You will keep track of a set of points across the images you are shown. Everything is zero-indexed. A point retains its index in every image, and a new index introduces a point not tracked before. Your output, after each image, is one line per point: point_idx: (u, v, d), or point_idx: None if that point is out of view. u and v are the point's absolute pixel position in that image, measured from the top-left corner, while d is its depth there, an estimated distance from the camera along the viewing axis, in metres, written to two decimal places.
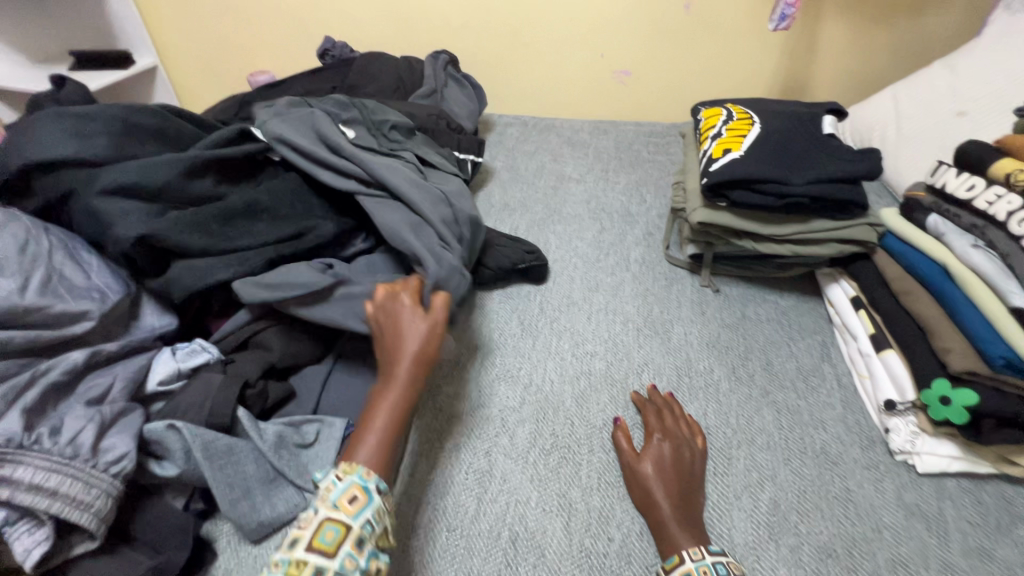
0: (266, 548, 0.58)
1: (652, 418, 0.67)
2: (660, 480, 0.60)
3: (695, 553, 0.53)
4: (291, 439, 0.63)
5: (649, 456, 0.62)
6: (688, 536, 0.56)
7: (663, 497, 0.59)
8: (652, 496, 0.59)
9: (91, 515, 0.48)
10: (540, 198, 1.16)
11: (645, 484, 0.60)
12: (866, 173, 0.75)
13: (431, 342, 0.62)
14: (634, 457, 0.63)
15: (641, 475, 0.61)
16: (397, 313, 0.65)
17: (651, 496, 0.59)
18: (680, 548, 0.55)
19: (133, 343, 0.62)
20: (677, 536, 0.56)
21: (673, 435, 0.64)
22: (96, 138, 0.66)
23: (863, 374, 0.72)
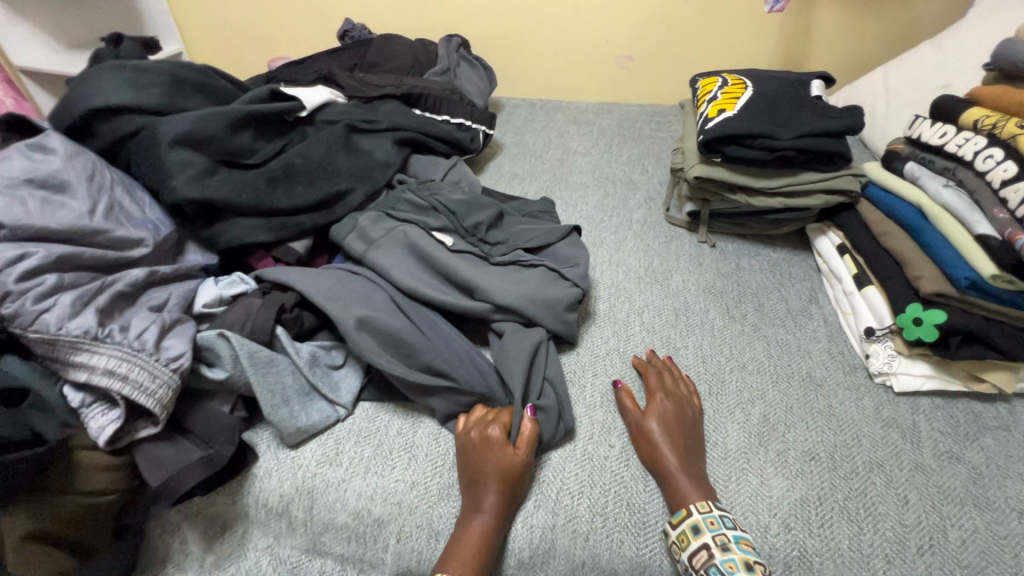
0: (302, 452, 0.65)
1: (655, 380, 0.68)
2: (665, 435, 0.61)
3: (703, 507, 0.55)
4: (323, 359, 0.69)
5: (655, 413, 0.63)
6: (697, 490, 0.57)
7: (669, 449, 0.60)
8: (659, 448, 0.61)
9: (155, 401, 0.54)
10: (547, 169, 1.22)
11: (652, 439, 0.62)
12: (849, 128, 0.81)
13: (512, 471, 0.58)
14: (639, 415, 0.65)
15: (648, 432, 0.62)
16: (480, 445, 0.61)
17: (657, 452, 0.60)
18: (686, 504, 0.56)
19: (182, 270, 0.69)
20: (684, 487, 0.57)
21: (674, 394, 0.66)
22: (150, 89, 0.73)
23: (847, 311, 0.78)
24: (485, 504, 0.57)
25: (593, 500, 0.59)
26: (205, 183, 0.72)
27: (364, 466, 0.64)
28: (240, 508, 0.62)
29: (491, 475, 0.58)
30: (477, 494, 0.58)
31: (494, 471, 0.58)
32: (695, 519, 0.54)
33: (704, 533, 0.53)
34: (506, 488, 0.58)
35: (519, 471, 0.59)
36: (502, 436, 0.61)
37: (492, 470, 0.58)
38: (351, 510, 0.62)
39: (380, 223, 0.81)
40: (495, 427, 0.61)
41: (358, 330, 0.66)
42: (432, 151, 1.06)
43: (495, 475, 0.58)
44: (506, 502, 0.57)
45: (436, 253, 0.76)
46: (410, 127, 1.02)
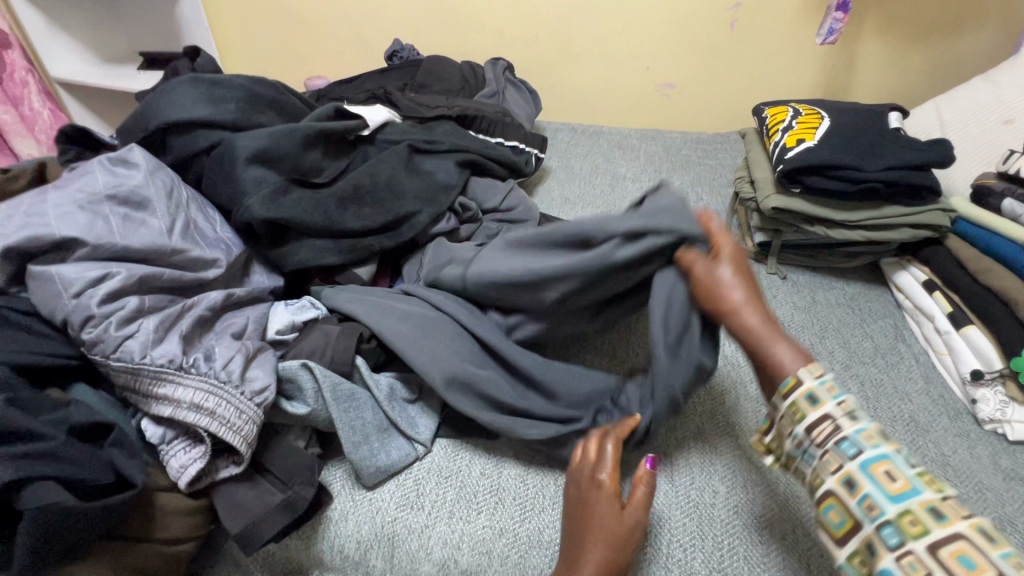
0: (380, 493, 0.60)
1: (697, 261, 0.56)
2: (764, 320, 0.52)
3: (815, 370, 0.49)
4: (401, 392, 0.65)
5: (727, 259, 0.56)
6: (793, 354, 0.51)
7: (775, 329, 0.52)
8: (736, 306, 0.53)
9: (241, 438, 0.50)
10: (598, 194, 1.20)
11: (724, 284, 0.54)
12: (937, 161, 0.79)
13: (621, 533, 0.50)
14: (710, 264, 0.56)
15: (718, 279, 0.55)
16: (589, 497, 0.53)
17: (735, 319, 0.53)
18: (792, 370, 0.50)
19: (254, 293, 0.66)
20: (777, 349, 0.51)
21: (721, 247, 0.57)
22: (226, 105, 0.71)
23: (941, 351, 0.75)
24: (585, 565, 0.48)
25: (707, 554, 0.55)
26: (281, 205, 0.70)
27: (448, 511, 0.59)
28: (313, 554, 0.57)
29: (600, 535, 0.50)
30: (577, 552, 0.50)
31: (601, 530, 0.50)
32: (848, 470, 0.44)
33: (864, 485, 0.43)
34: (615, 552, 0.49)
35: (627, 535, 0.51)
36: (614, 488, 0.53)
37: (600, 526, 0.50)
38: (437, 560, 0.56)
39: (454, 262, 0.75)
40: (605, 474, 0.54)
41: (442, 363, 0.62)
42: (490, 173, 1.03)
43: (603, 535, 0.50)
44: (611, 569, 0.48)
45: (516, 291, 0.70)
46: (470, 150, 1.00)
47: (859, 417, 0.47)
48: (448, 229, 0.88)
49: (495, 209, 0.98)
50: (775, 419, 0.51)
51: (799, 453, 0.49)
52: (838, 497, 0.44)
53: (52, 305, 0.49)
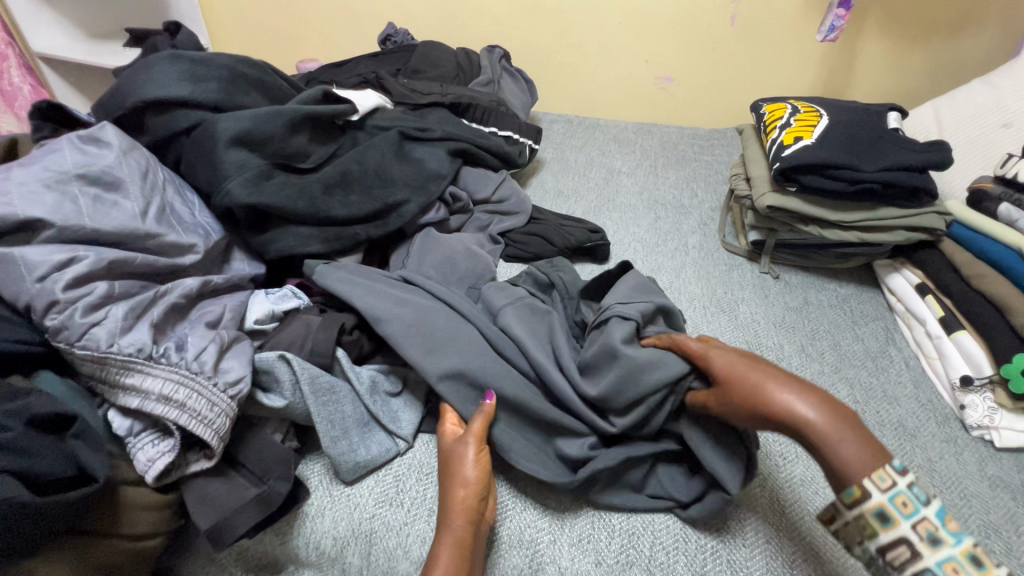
0: (359, 489, 0.58)
1: (693, 386, 0.55)
2: (796, 395, 0.48)
3: (884, 482, 0.43)
4: (383, 386, 0.63)
5: (722, 377, 0.52)
6: (858, 459, 0.45)
7: (805, 412, 0.47)
8: (770, 404, 0.48)
9: (213, 432, 0.48)
10: (593, 187, 1.18)
11: (749, 385, 0.50)
12: (936, 163, 0.78)
13: (474, 473, 0.53)
14: (703, 359, 0.54)
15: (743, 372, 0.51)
16: (456, 441, 0.57)
17: (792, 430, 0.48)
18: (855, 478, 0.44)
19: (233, 281, 0.64)
20: (851, 444, 0.45)
21: (729, 364, 0.52)
22: (208, 84, 0.69)
23: (931, 355, 0.74)
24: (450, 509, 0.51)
25: (690, 557, 0.54)
26: (264, 191, 0.68)
27: (428, 508, 0.57)
28: (288, 550, 0.55)
29: (458, 475, 0.53)
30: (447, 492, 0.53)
31: (460, 473, 0.53)
32: (880, 503, 0.43)
33: (898, 521, 0.43)
34: (469, 489, 0.52)
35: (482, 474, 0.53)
36: (477, 430, 0.56)
37: (463, 467, 0.54)
38: (414, 559, 0.54)
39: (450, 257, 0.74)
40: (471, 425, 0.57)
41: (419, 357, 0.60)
42: (483, 163, 1.01)
43: (459, 474, 0.53)
44: (467, 508, 0.51)
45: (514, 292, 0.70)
46: (463, 138, 0.97)
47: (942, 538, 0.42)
48: (438, 219, 0.87)
49: (486, 200, 0.96)
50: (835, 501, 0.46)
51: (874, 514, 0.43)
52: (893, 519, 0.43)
53: (14, 290, 0.46)
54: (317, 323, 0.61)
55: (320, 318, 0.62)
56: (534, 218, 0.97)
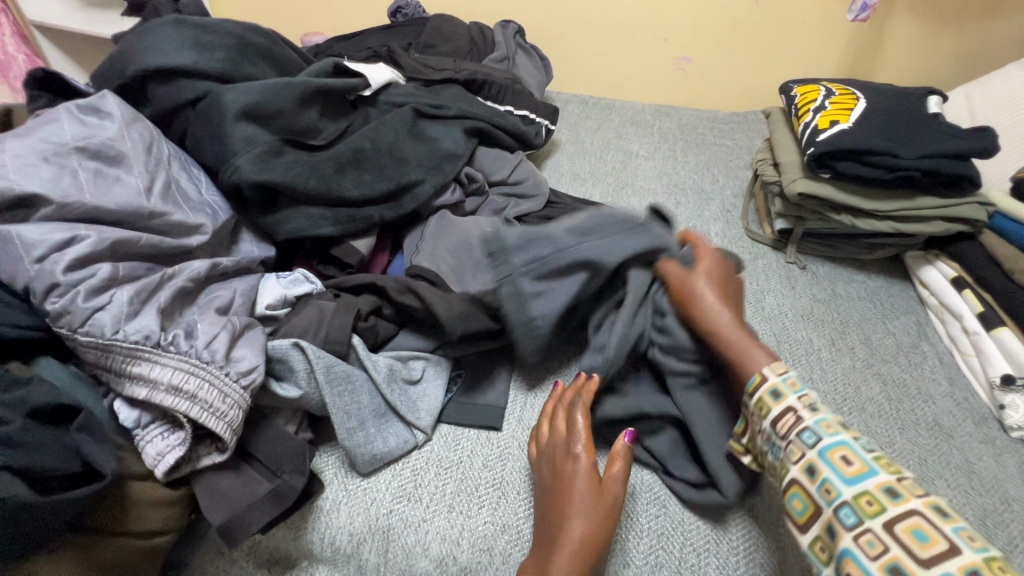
0: (376, 483, 0.56)
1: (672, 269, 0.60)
2: (737, 323, 0.54)
3: (779, 372, 0.50)
4: (401, 374, 0.60)
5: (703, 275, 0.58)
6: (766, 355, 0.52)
7: (740, 326, 0.54)
8: (714, 313, 0.55)
9: (225, 425, 0.45)
10: (610, 170, 1.14)
11: (699, 295, 0.57)
12: (981, 151, 0.74)
13: (599, 507, 0.49)
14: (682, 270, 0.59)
15: (695, 290, 0.58)
16: (564, 469, 0.52)
17: (713, 328, 0.55)
18: (758, 368, 0.51)
19: (243, 263, 0.61)
20: (754, 355, 0.52)
21: (711, 271, 0.59)
22: (214, 53, 0.64)
23: (968, 353, 0.71)
24: (561, 553, 0.47)
25: (721, 560, 0.52)
26: (275, 168, 0.65)
27: (448, 504, 0.55)
28: (302, 545, 0.53)
29: (578, 512, 0.49)
30: (556, 530, 0.48)
31: (578, 509, 0.49)
32: (809, 457, 0.44)
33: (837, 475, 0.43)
34: (587, 531, 0.48)
35: (611, 511, 0.50)
36: (593, 462, 0.52)
37: (575, 504, 0.49)
38: (434, 557, 0.52)
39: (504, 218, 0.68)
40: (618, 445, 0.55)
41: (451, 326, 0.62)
42: (498, 144, 0.96)
43: (577, 510, 0.49)
44: (586, 552, 0.47)
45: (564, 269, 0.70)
46: (479, 117, 0.93)
47: (822, 410, 0.47)
48: (452, 203, 0.83)
49: (502, 182, 0.92)
50: (750, 420, 0.51)
51: (768, 447, 0.48)
52: (801, 486, 0.44)
53: (11, 271, 0.43)
54: (331, 310, 0.58)
55: (336, 303, 0.59)
56: (552, 202, 0.93)
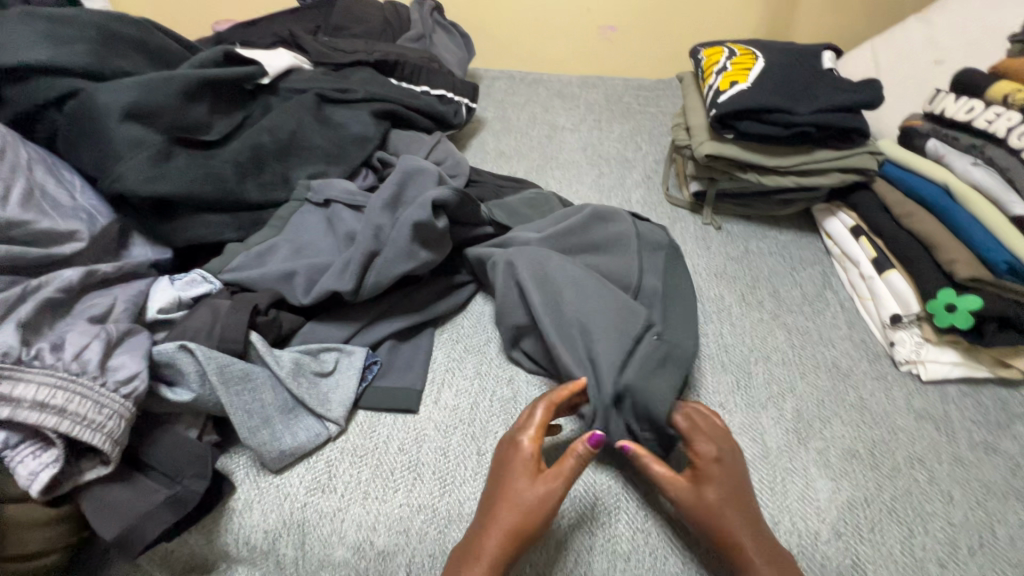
0: (288, 479, 0.55)
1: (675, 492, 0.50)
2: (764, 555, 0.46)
3: None
4: (309, 367, 0.60)
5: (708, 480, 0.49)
6: None
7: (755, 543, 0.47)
8: (736, 533, 0.47)
9: (104, 436, 0.43)
10: (535, 145, 1.14)
11: (714, 514, 0.48)
12: (867, 102, 0.77)
13: (530, 499, 0.49)
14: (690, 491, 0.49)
15: (710, 503, 0.48)
16: (506, 458, 0.52)
17: (732, 548, 0.47)
18: None
19: (128, 268, 0.58)
20: None
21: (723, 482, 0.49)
22: (75, 47, 0.61)
23: (865, 297, 0.75)
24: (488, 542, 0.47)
25: (629, 517, 0.54)
26: (159, 167, 0.62)
27: (362, 492, 0.55)
28: (217, 548, 0.53)
29: (509, 502, 0.49)
30: (492, 510, 0.49)
31: (510, 501, 0.49)
32: None
33: None
34: (517, 520, 0.48)
35: (543, 505, 0.49)
36: (531, 454, 0.51)
37: (512, 487, 0.50)
38: (351, 544, 0.53)
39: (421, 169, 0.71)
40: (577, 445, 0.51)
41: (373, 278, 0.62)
42: (413, 125, 0.94)
43: (509, 500, 0.49)
44: (513, 541, 0.47)
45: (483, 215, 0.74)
46: (389, 100, 0.91)
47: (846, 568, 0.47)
48: (366, 187, 0.81)
49: None
50: None
51: None
52: None
53: None
54: (224, 310, 0.56)
55: (232, 303, 0.57)
56: (472, 180, 0.92)
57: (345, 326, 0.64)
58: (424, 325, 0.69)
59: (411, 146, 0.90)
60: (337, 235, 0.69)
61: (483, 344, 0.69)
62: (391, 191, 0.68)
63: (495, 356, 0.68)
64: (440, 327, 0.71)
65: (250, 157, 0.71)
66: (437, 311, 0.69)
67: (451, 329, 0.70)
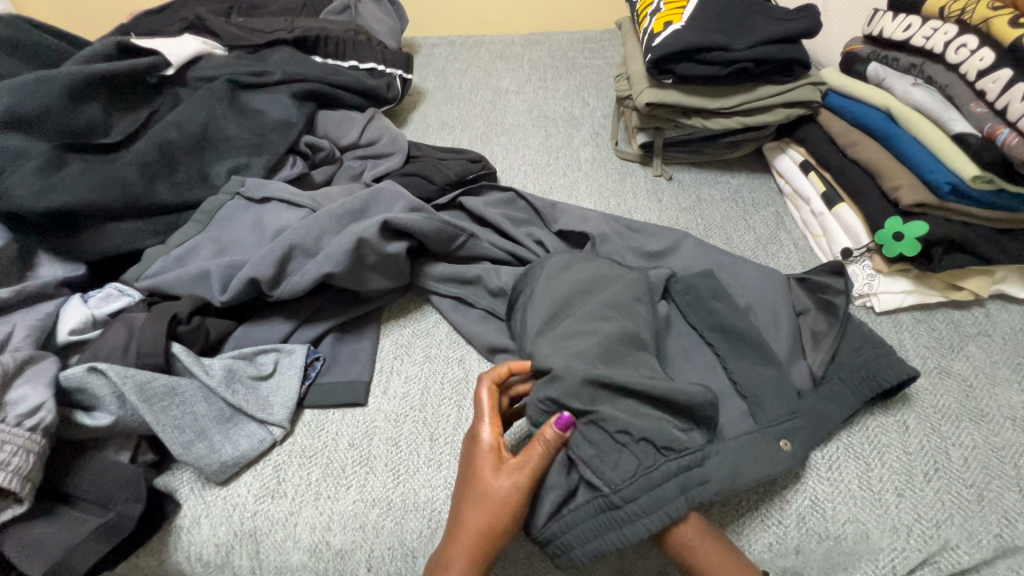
0: (235, 488, 0.53)
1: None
2: None
3: None
4: (245, 371, 0.57)
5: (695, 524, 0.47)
6: None
7: None
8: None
9: (11, 474, 0.41)
10: (479, 112, 1.08)
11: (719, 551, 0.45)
12: (806, 30, 0.74)
13: (499, 495, 0.46)
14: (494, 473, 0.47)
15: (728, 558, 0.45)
16: (469, 456, 0.49)
17: None
18: None
19: (31, 291, 0.54)
20: None
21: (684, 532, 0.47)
22: None
23: (818, 234, 0.74)
24: (460, 541, 0.45)
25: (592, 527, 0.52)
26: (51, 177, 0.57)
27: (313, 493, 0.53)
28: (170, 568, 0.51)
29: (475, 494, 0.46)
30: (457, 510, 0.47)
31: (489, 511, 0.46)
32: None
33: None
34: (490, 523, 0.45)
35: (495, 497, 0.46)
36: (493, 445, 0.48)
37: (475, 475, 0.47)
38: (306, 548, 0.51)
39: (396, 190, 0.68)
40: (488, 431, 0.49)
41: (307, 275, 0.59)
42: (342, 104, 0.88)
43: (481, 501, 0.46)
44: (489, 541, 0.45)
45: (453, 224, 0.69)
46: (310, 78, 0.85)
47: None
48: (294, 175, 0.76)
49: (354, 145, 0.84)
50: None
51: None
52: None
53: None
54: (142, 325, 0.53)
55: (150, 317, 0.54)
56: (413, 157, 0.85)
57: (281, 325, 0.62)
58: (368, 314, 0.66)
59: (341, 127, 0.84)
60: (263, 231, 0.65)
61: (432, 325, 0.67)
62: (354, 205, 0.66)
63: (444, 340, 0.65)
64: (386, 314, 0.68)
65: (158, 158, 0.67)
66: (379, 299, 0.66)
67: (395, 317, 0.68)
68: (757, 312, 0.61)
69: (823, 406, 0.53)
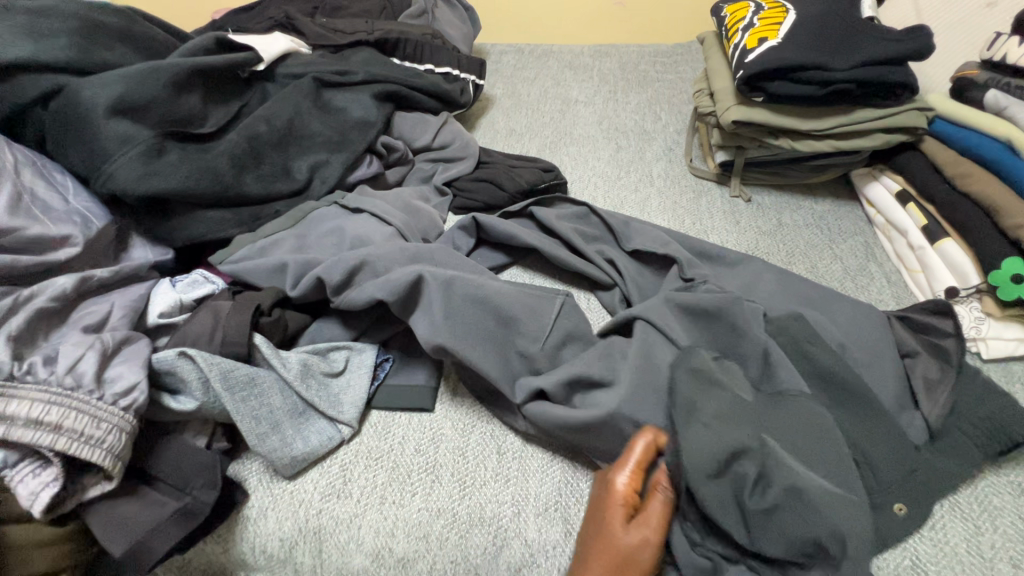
0: (302, 484, 0.53)
1: None
2: None
3: None
4: (319, 367, 0.57)
5: None
6: None
7: None
8: None
9: (104, 451, 0.42)
10: (547, 121, 1.07)
11: None
12: (914, 52, 0.69)
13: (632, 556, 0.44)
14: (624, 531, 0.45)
15: None
16: (603, 504, 0.47)
17: None
18: None
19: (126, 272, 0.56)
20: None
21: None
22: (56, 41, 0.60)
23: (915, 269, 0.69)
24: None
25: None
26: (152, 163, 0.59)
27: (379, 497, 0.52)
28: (234, 556, 0.51)
29: (607, 552, 0.45)
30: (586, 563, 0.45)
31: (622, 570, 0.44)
32: None
33: None
34: None
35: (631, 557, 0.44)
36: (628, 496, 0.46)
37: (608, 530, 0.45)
38: (368, 552, 0.50)
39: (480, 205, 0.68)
40: (621, 480, 0.47)
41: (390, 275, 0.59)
42: (419, 107, 0.89)
43: (609, 556, 0.44)
44: None
45: (528, 237, 0.68)
46: (390, 80, 0.85)
47: None
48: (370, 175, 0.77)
49: (427, 148, 0.84)
50: None
51: None
52: None
53: None
54: (227, 313, 0.54)
55: (235, 306, 0.55)
56: (483, 163, 0.85)
57: (354, 324, 0.61)
58: None
59: (417, 129, 0.85)
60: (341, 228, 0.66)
61: None
62: None
63: None
64: None
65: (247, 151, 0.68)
66: None
67: None
68: (852, 353, 0.57)
69: (943, 465, 0.50)
